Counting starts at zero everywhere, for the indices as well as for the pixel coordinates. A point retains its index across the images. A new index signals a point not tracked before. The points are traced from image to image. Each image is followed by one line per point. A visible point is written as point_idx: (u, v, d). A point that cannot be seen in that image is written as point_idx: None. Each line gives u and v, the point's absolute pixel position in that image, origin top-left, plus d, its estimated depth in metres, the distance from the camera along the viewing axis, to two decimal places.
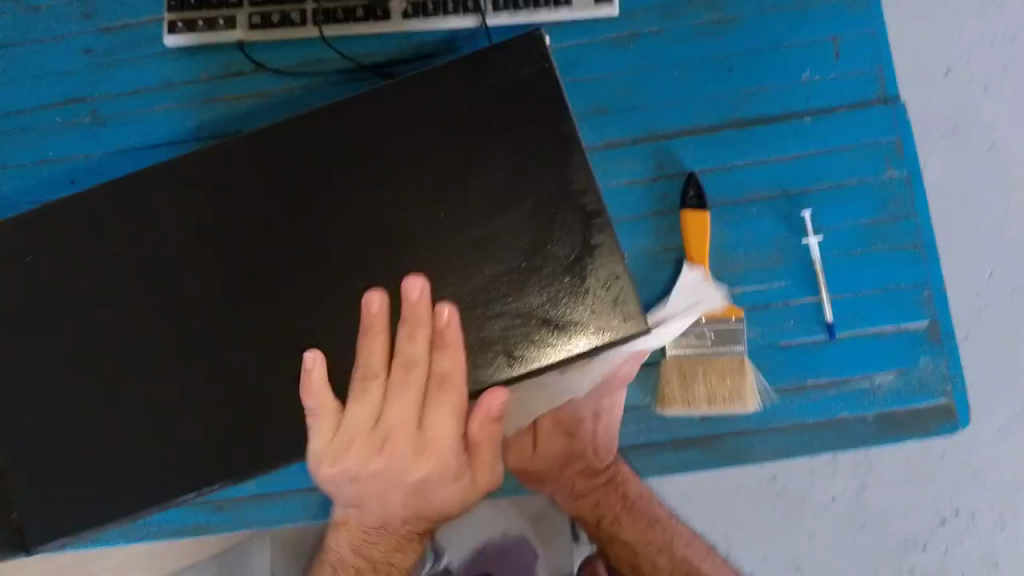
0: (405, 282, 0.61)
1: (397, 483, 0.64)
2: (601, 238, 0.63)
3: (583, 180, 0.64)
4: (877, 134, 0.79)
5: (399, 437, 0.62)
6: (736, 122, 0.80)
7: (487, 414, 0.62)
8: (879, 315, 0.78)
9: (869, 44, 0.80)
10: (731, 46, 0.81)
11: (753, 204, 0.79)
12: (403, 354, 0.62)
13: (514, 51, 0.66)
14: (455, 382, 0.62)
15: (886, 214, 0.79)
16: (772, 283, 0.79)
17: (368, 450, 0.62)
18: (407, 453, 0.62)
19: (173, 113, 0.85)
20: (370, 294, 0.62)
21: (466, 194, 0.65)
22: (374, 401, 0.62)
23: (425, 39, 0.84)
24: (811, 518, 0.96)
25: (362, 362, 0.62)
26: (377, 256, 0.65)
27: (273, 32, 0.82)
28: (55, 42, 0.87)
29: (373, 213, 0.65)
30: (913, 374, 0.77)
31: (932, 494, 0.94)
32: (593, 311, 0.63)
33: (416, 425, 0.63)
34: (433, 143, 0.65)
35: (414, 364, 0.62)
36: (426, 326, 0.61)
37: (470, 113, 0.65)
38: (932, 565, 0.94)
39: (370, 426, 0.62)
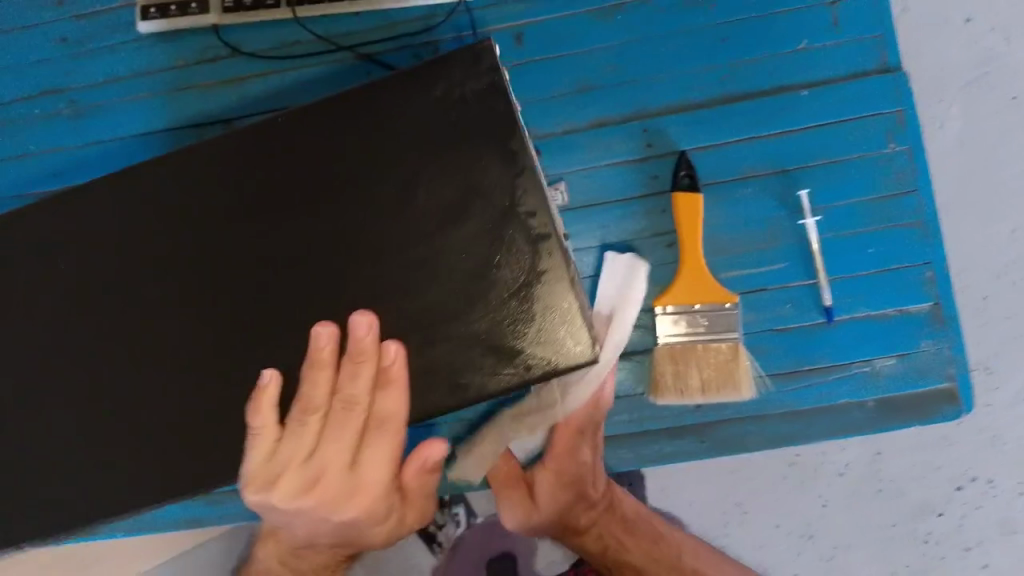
0: (352, 319, 0.59)
1: (324, 518, 0.62)
2: (550, 263, 0.59)
3: (533, 203, 0.60)
4: (876, 106, 0.76)
5: (331, 476, 0.60)
6: (729, 96, 0.77)
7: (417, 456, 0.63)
8: (879, 298, 0.75)
9: (869, 9, 0.76)
10: (723, 15, 0.77)
11: (747, 183, 0.76)
12: (346, 392, 0.59)
13: (460, 62, 0.62)
14: (396, 418, 0.60)
15: (887, 192, 0.75)
16: (768, 266, 0.76)
17: (298, 485, 0.59)
18: (339, 495, 0.60)
19: (151, 102, 0.82)
20: (318, 327, 0.59)
21: (418, 217, 0.61)
22: (310, 438, 0.60)
23: (402, 17, 0.80)
24: (822, 487, 0.88)
25: (305, 395, 0.59)
26: (322, 279, 0.62)
27: (248, 15, 0.80)
28: (28, 32, 0.85)
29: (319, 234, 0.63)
30: (915, 358, 0.75)
31: (949, 459, 0.87)
32: (539, 338, 0.60)
33: (350, 463, 0.61)
34: (380, 158, 0.62)
35: (354, 405, 0.60)
36: (372, 363, 0.59)
37: (418, 125, 0.62)
38: (949, 534, 0.87)
39: (301, 464, 0.59)
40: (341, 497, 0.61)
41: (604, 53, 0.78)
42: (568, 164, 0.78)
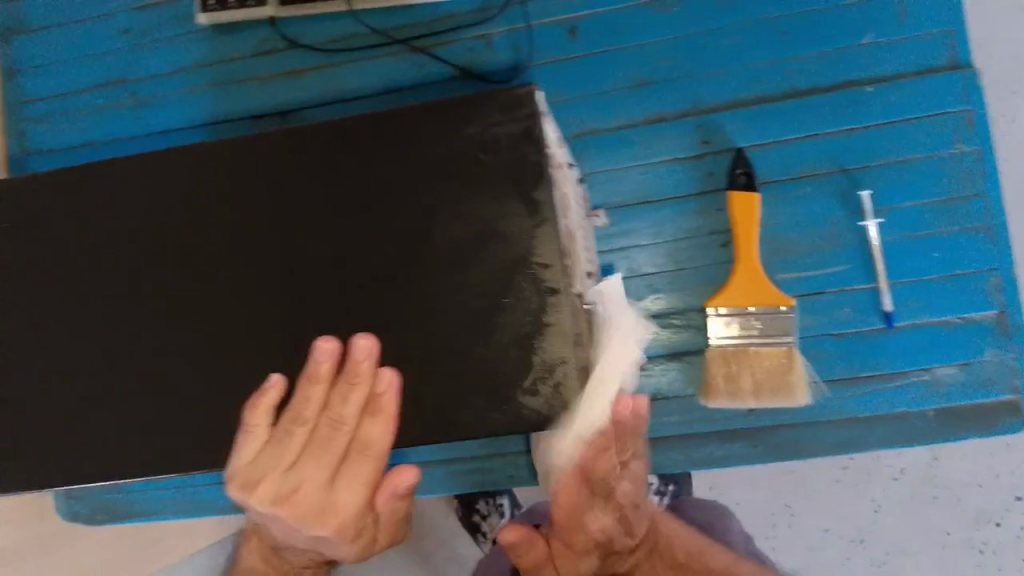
0: (355, 340, 0.53)
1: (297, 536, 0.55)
2: (557, 318, 0.55)
3: (549, 254, 0.56)
4: (945, 104, 0.72)
5: (308, 496, 0.53)
6: (791, 92, 0.75)
7: (394, 491, 0.56)
8: (942, 304, 0.72)
9: (939, 3, 0.73)
10: (786, 7, 0.75)
11: (807, 182, 0.74)
12: (335, 409, 0.53)
13: (503, 101, 0.58)
14: (380, 451, 0.54)
15: (954, 194, 0.72)
16: (826, 268, 0.74)
17: (272, 494, 0.53)
18: (312, 512, 0.53)
19: (209, 93, 0.84)
20: (321, 340, 0.54)
21: (424, 249, 0.57)
22: (294, 447, 0.53)
23: (458, 8, 0.80)
24: (877, 491, 0.86)
25: (294, 404, 0.53)
26: (319, 300, 0.59)
27: (303, 7, 0.80)
28: (93, 22, 0.86)
29: (320, 248, 0.59)
30: (977, 367, 0.72)
31: (1010, 467, 0.83)
32: (530, 395, 0.56)
33: (327, 483, 0.54)
34: (394, 180, 0.59)
35: (342, 424, 0.53)
36: (364, 387, 0.54)
37: (443, 151, 0.58)
38: (1010, 543, 0.84)
39: (279, 476, 0.53)
40: (314, 516, 0.54)
41: (660, 47, 0.76)
42: (620, 159, 0.77)
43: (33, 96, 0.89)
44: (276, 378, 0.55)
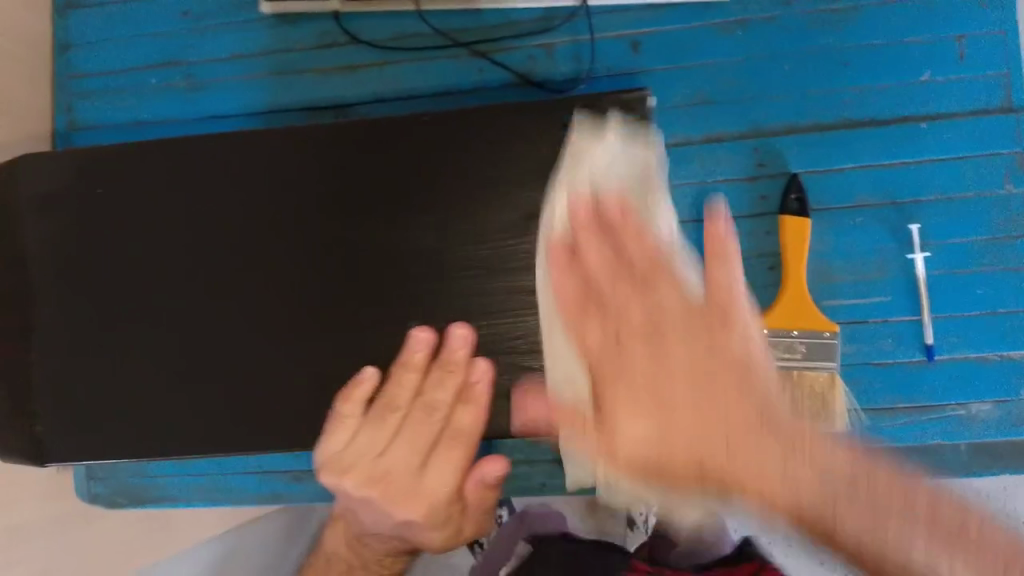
0: (452, 331, 0.63)
1: (389, 517, 0.63)
2: None
3: None
4: (997, 145, 0.74)
5: (399, 475, 0.61)
6: (846, 123, 0.76)
7: (482, 480, 0.63)
8: (982, 340, 0.74)
9: (998, 46, 0.74)
10: (848, 39, 0.76)
11: (859, 212, 0.75)
12: (428, 396, 0.61)
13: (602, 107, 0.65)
14: (470, 434, 0.61)
15: (1001, 234, 0.74)
16: (872, 297, 0.75)
17: (367, 475, 0.61)
18: (401, 494, 0.62)
19: (265, 81, 0.84)
20: (417, 332, 0.63)
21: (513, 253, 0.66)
22: (387, 432, 0.62)
23: (521, 16, 0.80)
24: None
25: (390, 390, 0.62)
26: (417, 288, 0.66)
27: (369, 5, 0.80)
28: (152, 3, 0.87)
29: (418, 242, 0.67)
30: (1012, 405, 0.73)
31: None
32: None
33: (417, 467, 0.61)
34: (497, 183, 0.66)
35: (435, 410, 0.61)
36: (460, 374, 0.62)
37: (540, 159, 0.66)
38: None
39: (371, 458, 0.62)
40: (403, 496, 0.62)
41: (720, 69, 0.78)
42: (673, 176, 0.78)
43: (81, 71, 0.88)
44: (371, 371, 0.63)
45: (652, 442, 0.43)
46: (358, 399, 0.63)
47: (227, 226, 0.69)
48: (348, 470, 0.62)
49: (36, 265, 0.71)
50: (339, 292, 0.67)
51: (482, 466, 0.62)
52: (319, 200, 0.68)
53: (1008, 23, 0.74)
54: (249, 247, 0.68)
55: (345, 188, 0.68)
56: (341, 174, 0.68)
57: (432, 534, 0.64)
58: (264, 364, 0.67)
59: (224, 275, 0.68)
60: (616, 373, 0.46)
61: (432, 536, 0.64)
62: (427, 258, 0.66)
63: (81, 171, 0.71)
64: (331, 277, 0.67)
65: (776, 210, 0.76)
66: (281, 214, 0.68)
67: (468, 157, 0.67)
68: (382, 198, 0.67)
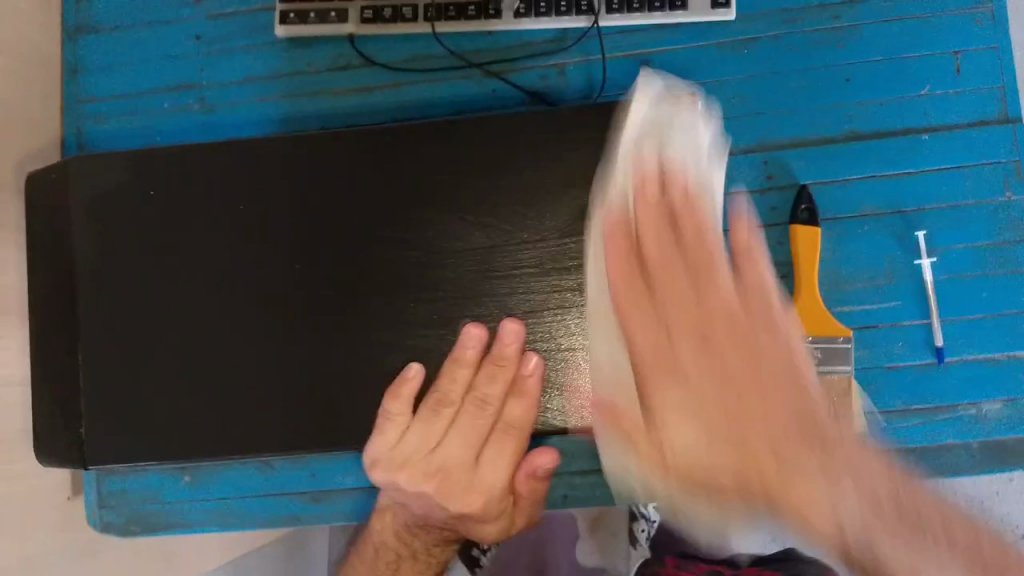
0: (503, 327, 0.66)
1: (445, 507, 0.69)
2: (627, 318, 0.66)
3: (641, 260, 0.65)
4: (995, 154, 0.77)
5: (454, 469, 0.68)
6: (852, 135, 0.79)
7: (531, 473, 0.67)
8: (989, 342, 0.76)
9: (991, 61, 0.78)
10: (850, 56, 0.79)
11: (867, 220, 0.78)
12: (480, 392, 0.66)
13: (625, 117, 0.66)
14: (521, 428, 0.67)
15: (1003, 239, 0.76)
16: (883, 302, 0.77)
17: (422, 470, 0.68)
18: (456, 486, 0.68)
19: (280, 102, 0.85)
20: (468, 329, 0.66)
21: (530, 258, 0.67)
22: (442, 426, 0.67)
23: (534, 38, 0.83)
24: None
25: (443, 387, 0.66)
26: (446, 296, 0.68)
27: (385, 27, 0.82)
28: (166, 27, 0.88)
29: (445, 252, 0.68)
30: (1021, 403, 0.75)
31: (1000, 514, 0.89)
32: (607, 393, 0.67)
33: (471, 460, 0.68)
34: (523, 194, 0.68)
35: (487, 405, 0.66)
36: (512, 370, 0.66)
37: (565, 168, 0.67)
38: None
39: (426, 453, 0.67)
40: (459, 489, 0.68)
41: (729, 85, 0.80)
42: None
43: (95, 95, 0.89)
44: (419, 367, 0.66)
45: (649, 336, 0.60)
46: (406, 397, 0.66)
47: (253, 240, 0.69)
48: (405, 462, 0.67)
49: (63, 283, 0.71)
50: (368, 303, 0.68)
51: (531, 459, 0.67)
52: (345, 214, 0.69)
53: (1001, 39, 0.78)
54: (277, 261, 0.69)
55: (371, 201, 0.69)
56: (366, 188, 0.69)
57: (485, 526, 0.69)
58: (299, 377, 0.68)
59: (253, 289, 0.69)
60: (631, 276, 0.62)
61: (485, 527, 0.70)
62: (466, 263, 0.68)
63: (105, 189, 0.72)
64: (360, 289, 0.68)
65: (787, 219, 0.78)
66: (308, 228, 0.69)
67: (491, 165, 0.68)
68: (407, 210, 0.68)
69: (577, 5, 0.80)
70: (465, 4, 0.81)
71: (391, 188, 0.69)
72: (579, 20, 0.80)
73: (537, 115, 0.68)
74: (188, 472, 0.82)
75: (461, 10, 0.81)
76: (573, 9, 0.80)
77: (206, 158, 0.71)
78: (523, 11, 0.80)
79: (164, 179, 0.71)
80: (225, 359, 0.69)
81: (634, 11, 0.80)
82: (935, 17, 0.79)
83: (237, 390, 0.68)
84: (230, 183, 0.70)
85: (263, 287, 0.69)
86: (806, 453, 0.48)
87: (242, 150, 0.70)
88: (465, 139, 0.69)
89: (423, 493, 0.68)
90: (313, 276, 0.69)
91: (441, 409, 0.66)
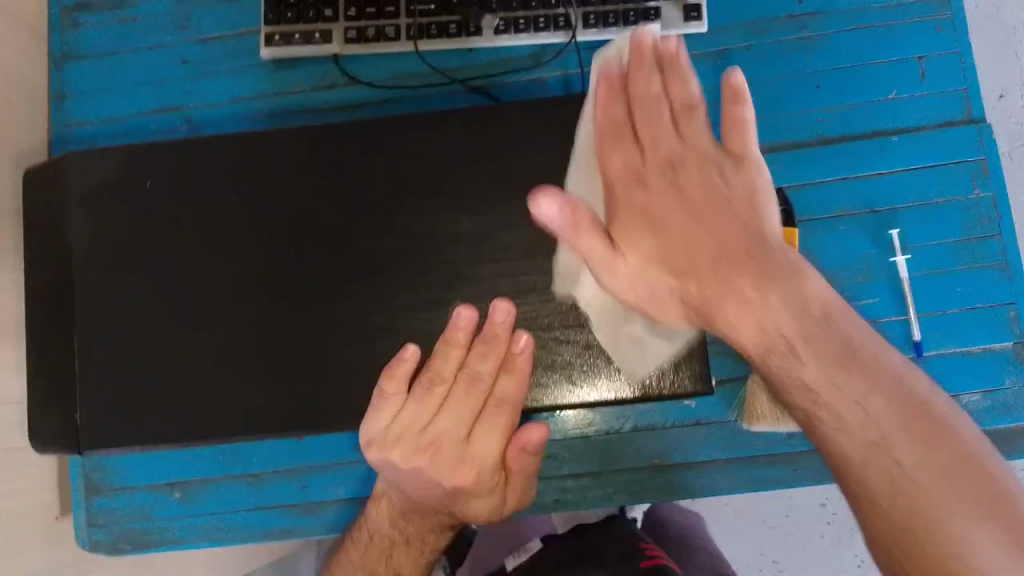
0: (493, 306, 0.65)
1: (436, 483, 0.70)
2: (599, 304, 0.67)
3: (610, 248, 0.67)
4: (962, 153, 0.80)
5: (447, 442, 0.69)
6: (824, 138, 0.82)
7: (523, 446, 0.68)
8: (966, 334, 0.78)
9: (954, 65, 0.81)
10: (819, 63, 0.83)
11: (842, 220, 0.80)
12: (471, 369, 0.67)
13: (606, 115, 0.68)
14: (513, 403, 0.67)
15: (973, 234, 0.79)
16: (861, 299, 0.79)
17: (414, 445, 0.68)
18: (449, 460, 0.69)
19: (266, 122, 0.87)
20: (460, 310, 0.65)
21: (511, 248, 0.68)
22: (434, 402, 0.68)
23: (515, 54, 0.85)
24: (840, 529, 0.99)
25: (435, 366, 0.67)
26: (436, 296, 0.68)
27: (368, 46, 0.84)
28: (153, 52, 0.89)
29: (433, 252, 0.69)
30: (999, 393, 0.77)
31: None
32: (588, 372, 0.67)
33: (463, 437, 0.69)
34: (509, 195, 0.69)
35: (479, 380, 0.67)
36: (500, 348, 0.66)
37: (549, 167, 0.69)
38: None
39: (419, 431, 0.69)
40: (452, 464, 0.69)
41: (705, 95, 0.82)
42: None
43: (81, 119, 0.89)
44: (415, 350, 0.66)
45: (648, 265, 0.54)
46: (401, 378, 0.66)
47: (242, 248, 0.70)
48: (398, 440, 0.68)
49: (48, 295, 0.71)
50: (359, 305, 0.68)
51: (524, 432, 0.67)
52: (334, 219, 0.69)
53: (962, 44, 0.81)
54: (265, 266, 0.69)
55: (359, 204, 0.69)
56: (353, 192, 0.70)
57: (479, 504, 0.70)
58: (289, 384, 0.68)
59: (242, 295, 0.69)
60: (626, 199, 0.57)
61: (480, 506, 0.71)
62: (458, 259, 0.68)
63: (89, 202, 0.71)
64: (349, 292, 0.69)
65: None
66: (296, 234, 0.70)
67: (477, 168, 0.69)
68: (394, 212, 0.69)
69: (555, 21, 0.82)
70: (446, 23, 0.83)
71: (378, 193, 0.69)
72: (557, 35, 0.83)
73: (521, 118, 0.69)
74: (179, 488, 0.82)
75: (443, 29, 0.83)
76: (552, 25, 0.83)
77: (193, 168, 0.71)
78: (503, 27, 0.83)
79: (150, 190, 0.71)
80: (215, 365, 0.69)
81: (610, 25, 0.82)
82: (898, 24, 0.82)
83: (227, 397, 0.68)
84: (217, 192, 0.71)
85: (252, 293, 0.69)
86: (842, 371, 0.47)
87: (229, 159, 0.71)
88: (451, 143, 0.70)
89: (416, 472, 0.70)
90: (303, 283, 0.69)
91: (433, 389, 0.68)
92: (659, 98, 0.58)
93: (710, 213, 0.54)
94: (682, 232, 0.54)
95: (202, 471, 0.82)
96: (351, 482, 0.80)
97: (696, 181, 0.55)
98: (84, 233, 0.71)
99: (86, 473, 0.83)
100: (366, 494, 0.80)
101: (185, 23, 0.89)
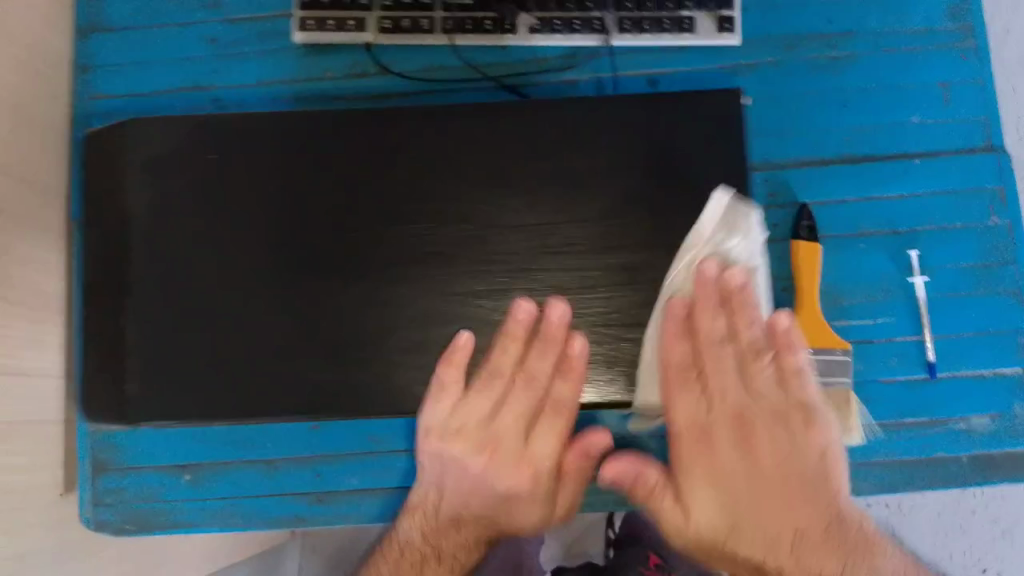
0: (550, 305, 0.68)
1: (490, 486, 0.71)
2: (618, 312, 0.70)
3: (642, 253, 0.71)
4: (982, 180, 0.81)
5: (505, 442, 0.71)
6: (849, 158, 0.82)
7: (585, 449, 0.70)
8: (977, 358, 0.79)
9: (978, 92, 0.83)
10: (847, 83, 0.83)
11: (863, 239, 0.81)
12: (530, 367, 0.69)
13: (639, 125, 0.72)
14: (569, 405, 0.69)
15: (989, 260, 0.80)
16: (878, 318, 0.80)
17: (475, 442, 0.70)
18: (508, 460, 0.70)
19: (292, 107, 0.86)
20: (519, 303, 0.68)
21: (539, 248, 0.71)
22: (494, 396, 0.70)
23: (547, 54, 0.85)
24: None
25: (495, 360, 0.69)
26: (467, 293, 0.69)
27: (401, 37, 0.84)
28: (181, 29, 0.88)
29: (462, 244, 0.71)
30: (1007, 418, 0.78)
31: None
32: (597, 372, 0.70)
33: (521, 437, 0.70)
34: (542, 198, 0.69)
35: (536, 378, 0.69)
36: (557, 347, 0.69)
37: None
38: None
39: (478, 425, 0.70)
40: (511, 463, 0.70)
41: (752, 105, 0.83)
42: None
43: (103, 92, 0.88)
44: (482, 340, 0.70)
45: (695, 415, 0.69)
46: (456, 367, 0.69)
47: None
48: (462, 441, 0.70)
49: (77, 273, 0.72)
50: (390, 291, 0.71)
51: (587, 437, 0.69)
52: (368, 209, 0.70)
53: (987, 72, 0.83)
54: None
55: None
56: None
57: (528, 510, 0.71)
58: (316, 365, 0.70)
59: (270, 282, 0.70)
60: (687, 386, 0.69)
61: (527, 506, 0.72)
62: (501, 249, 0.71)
63: (133, 179, 0.74)
64: None
65: (789, 235, 0.81)
66: None
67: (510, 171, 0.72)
68: None
69: (590, 23, 0.82)
70: (481, 18, 0.83)
71: (419, 184, 0.72)
72: (590, 38, 0.83)
73: None
74: (189, 470, 0.82)
75: (478, 24, 0.83)
76: (587, 27, 0.83)
77: None
78: (538, 27, 0.83)
79: (192, 170, 0.73)
80: None
81: (645, 32, 0.82)
82: (925, 50, 0.84)
83: None
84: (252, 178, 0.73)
85: None
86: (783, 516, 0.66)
87: None
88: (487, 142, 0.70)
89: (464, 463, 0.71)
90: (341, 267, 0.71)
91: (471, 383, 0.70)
92: (722, 343, 0.69)
93: (771, 493, 0.67)
94: (747, 499, 0.66)
95: (216, 456, 0.82)
96: (367, 473, 0.81)
97: (759, 378, 0.69)
98: (126, 215, 0.74)
99: (94, 452, 0.83)
100: (385, 485, 0.80)
101: (215, 2, 0.89)
